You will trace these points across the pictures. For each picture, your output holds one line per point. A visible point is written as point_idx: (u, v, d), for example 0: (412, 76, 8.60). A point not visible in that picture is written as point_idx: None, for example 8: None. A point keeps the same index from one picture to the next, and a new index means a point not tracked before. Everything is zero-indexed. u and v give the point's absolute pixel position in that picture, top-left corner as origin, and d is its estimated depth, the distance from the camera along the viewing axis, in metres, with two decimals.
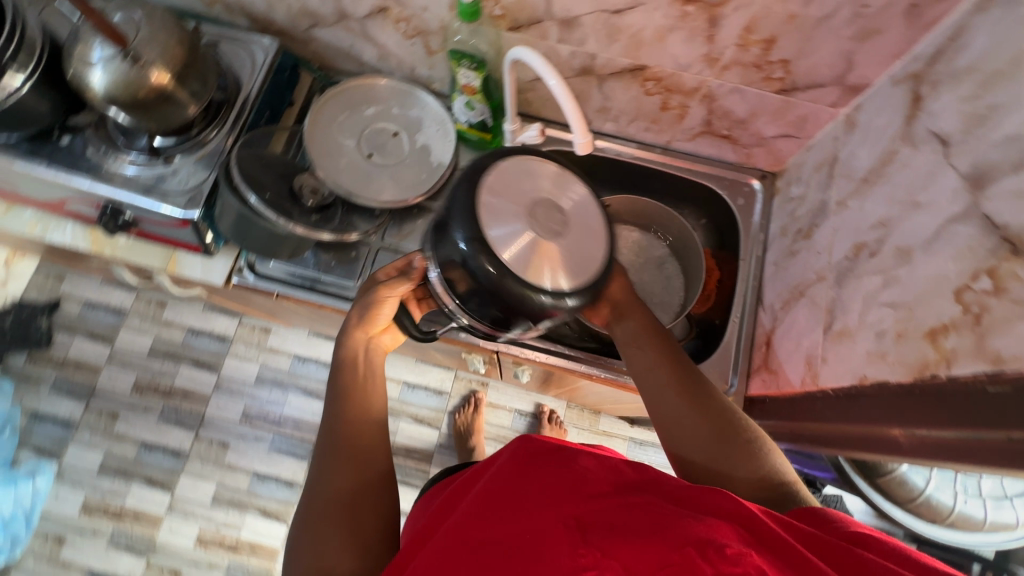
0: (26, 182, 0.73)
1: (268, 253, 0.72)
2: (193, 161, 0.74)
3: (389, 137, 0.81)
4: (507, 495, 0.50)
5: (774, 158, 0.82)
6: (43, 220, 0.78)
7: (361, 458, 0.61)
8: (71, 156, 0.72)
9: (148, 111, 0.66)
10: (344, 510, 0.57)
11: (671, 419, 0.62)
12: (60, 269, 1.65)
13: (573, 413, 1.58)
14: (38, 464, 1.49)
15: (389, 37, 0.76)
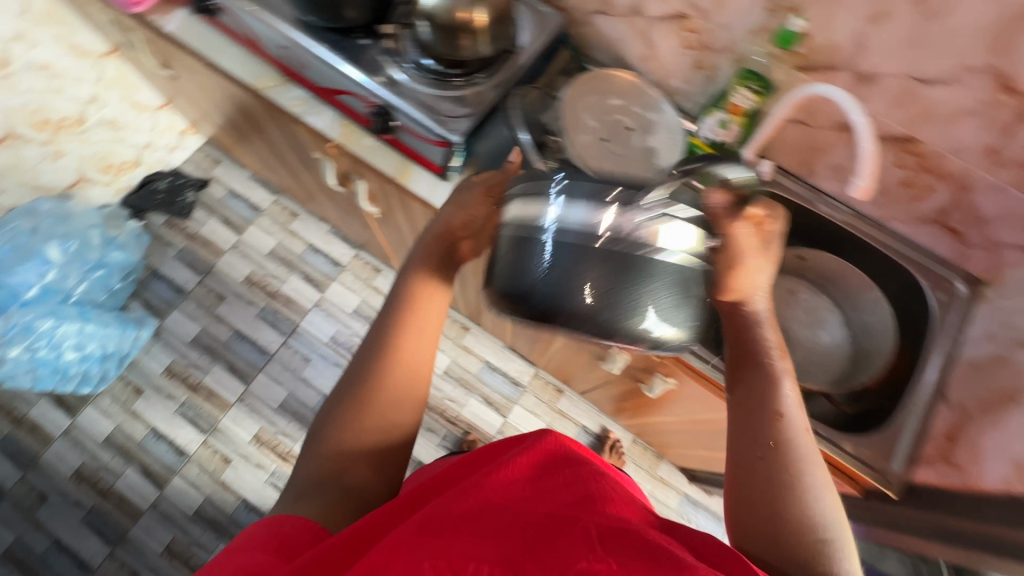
0: (319, 66, 0.82)
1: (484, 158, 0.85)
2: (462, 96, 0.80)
3: (623, 130, 0.86)
4: (518, 484, 0.50)
5: (992, 265, 0.84)
6: (306, 103, 0.87)
7: (389, 386, 0.62)
8: (364, 57, 0.81)
9: (450, 37, 0.73)
10: (374, 432, 0.60)
11: (743, 440, 0.56)
12: (219, 154, 1.78)
13: (636, 449, 1.57)
14: (144, 315, 1.58)
15: (667, 43, 0.83)
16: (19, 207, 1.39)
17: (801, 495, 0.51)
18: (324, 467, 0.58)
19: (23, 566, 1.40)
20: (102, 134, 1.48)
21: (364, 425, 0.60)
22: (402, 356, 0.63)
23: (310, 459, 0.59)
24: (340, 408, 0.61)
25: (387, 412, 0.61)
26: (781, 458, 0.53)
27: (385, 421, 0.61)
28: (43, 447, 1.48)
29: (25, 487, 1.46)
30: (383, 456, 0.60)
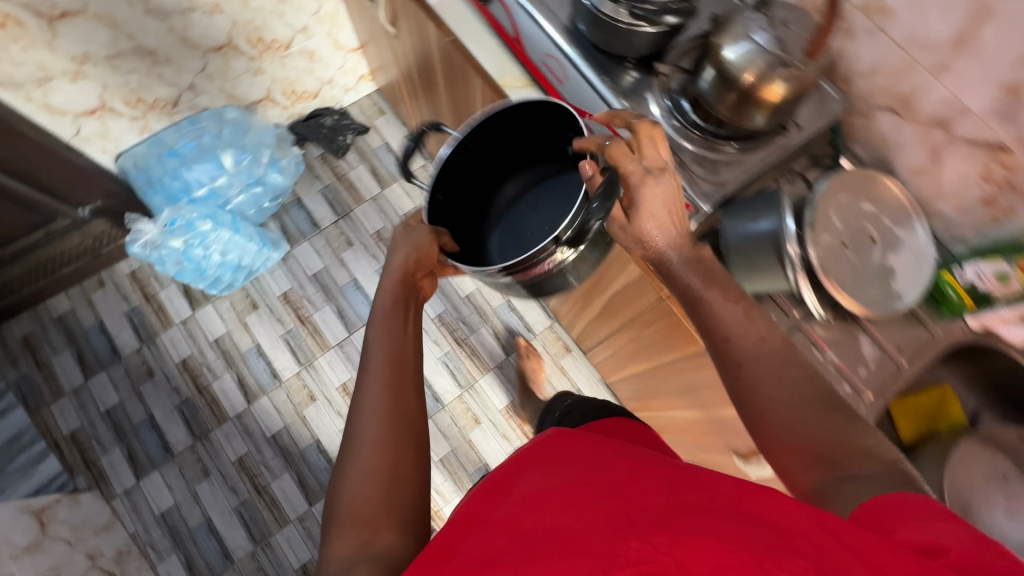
0: (580, 87, 0.80)
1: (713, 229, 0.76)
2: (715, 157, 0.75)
3: (865, 240, 0.78)
4: (558, 490, 0.58)
5: None
6: (550, 113, 0.84)
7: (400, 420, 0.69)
8: (627, 92, 0.79)
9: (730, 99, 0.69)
10: (379, 486, 0.64)
11: (751, 419, 0.62)
12: (385, 106, 1.82)
13: None
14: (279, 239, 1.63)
15: (958, 168, 0.74)
16: (209, 110, 1.48)
17: (823, 435, 0.57)
18: (355, 543, 0.60)
19: (118, 428, 1.52)
20: (299, 62, 1.54)
21: (377, 486, 0.64)
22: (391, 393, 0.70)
23: (336, 547, 0.60)
24: (366, 471, 0.65)
25: (395, 466, 0.66)
26: (780, 404, 0.60)
27: (394, 467, 0.66)
28: (162, 329, 1.59)
29: (137, 358, 1.57)
30: (407, 517, 0.63)
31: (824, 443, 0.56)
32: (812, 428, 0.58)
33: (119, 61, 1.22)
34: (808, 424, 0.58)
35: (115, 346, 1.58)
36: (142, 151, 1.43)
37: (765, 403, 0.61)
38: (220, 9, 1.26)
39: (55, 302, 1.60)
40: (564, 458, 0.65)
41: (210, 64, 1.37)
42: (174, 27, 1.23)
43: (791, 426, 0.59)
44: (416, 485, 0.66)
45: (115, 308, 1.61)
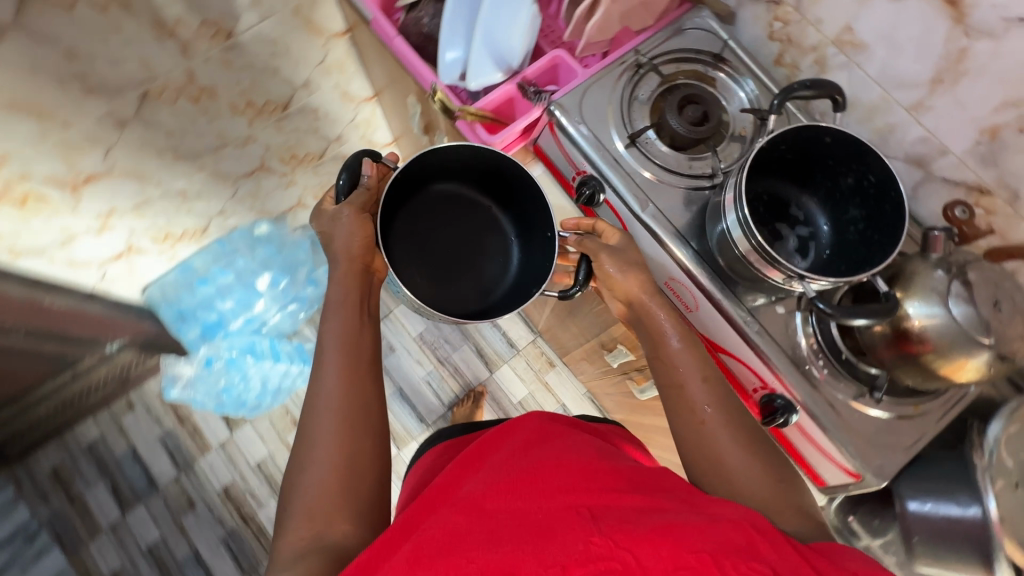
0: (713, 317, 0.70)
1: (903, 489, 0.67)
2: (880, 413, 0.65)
3: None
4: (521, 474, 0.56)
5: None
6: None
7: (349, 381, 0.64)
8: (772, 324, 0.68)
9: (909, 363, 0.59)
10: (333, 481, 0.58)
11: (690, 453, 0.62)
12: None
13: None
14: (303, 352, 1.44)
15: None
16: (238, 228, 1.35)
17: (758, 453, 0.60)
18: (306, 538, 0.55)
19: (162, 567, 1.43)
20: (332, 167, 1.41)
21: (332, 474, 0.59)
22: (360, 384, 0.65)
23: (293, 535, 0.55)
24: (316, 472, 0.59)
25: (356, 458, 0.61)
26: (728, 448, 0.60)
27: (348, 459, 0.60)
28: (200, 454, 1.50)
29: (177, 488, 1.49)
30: (362, 510, 0.58)
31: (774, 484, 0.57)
32: (765, 464, 0.59)
33: (147, 205, 1.10)
34: (762, 451, 0.59)
35: (152, 475, 1.49)
36: (171, 283, 1.31)
37: (712, 424, 0.62)
38: (253, 139, 1.14)
39: (83, 430, 1.50)
40: (523, 437, 0.64)
41: (242, 188, 1.26)
42: (205, 165, 1.12)
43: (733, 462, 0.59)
44: (371, 479, 0.61)
45: (148, 433, 1.51)
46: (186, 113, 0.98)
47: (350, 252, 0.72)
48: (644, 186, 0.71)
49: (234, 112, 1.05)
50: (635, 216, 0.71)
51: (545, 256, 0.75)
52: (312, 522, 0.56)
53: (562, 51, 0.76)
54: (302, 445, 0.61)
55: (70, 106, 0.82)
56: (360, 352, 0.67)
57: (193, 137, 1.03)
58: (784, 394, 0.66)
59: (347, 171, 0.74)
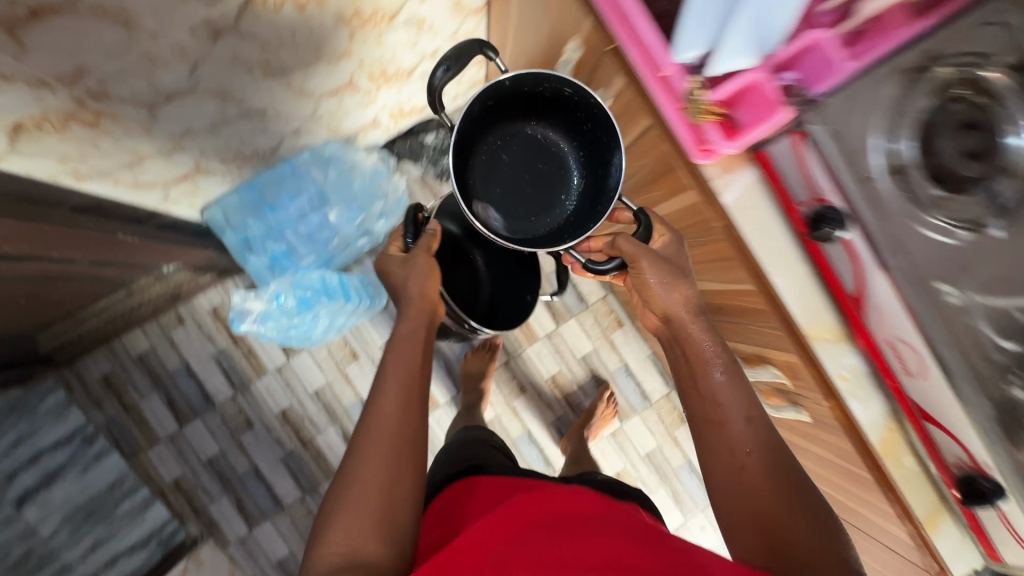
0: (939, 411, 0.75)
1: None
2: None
3: None
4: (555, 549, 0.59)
5: None
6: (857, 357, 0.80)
7: (391, 429, 0.72)
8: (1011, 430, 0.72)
9: None
10: (370, 511, 0.67)
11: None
12: None
13: None
14: (364, 287, 1.33)
15: None
16: (308, 148, 1.18)
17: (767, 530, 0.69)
18: (338, 561, 0.63)
19: (222, 478, 1.47)
20: (418, 85, 1.21)
21: (369, 502, 0.67)
22: (406, 415, 0.74)
23: (327, 553, 0.64)
24: (358, 508, 0.67)
25: (389, 483, 0.69)
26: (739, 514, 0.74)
27: (387, 484, 0.69)
28: (256, 376, 1.47)
29: (233, 407, 1.47)
30: (396, 536, 0.67)
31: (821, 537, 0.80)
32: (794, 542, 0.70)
33: (223, 127, 0.93)
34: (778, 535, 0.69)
35: (207, 392, 1.47)
36: (238, 206, 1.17)
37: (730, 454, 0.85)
38: (349, 55, 0.94)
39: (132, 340, 1.45)
40: (560, 517, 0.66)
41: (322, 107, 1.07)
42: (292, 83, 0.93)
43: (794, 526, 0.80)
44: (407, 504, 0.69)
45: (201, 349, 1.46)
46: (289, 23, 0.78)
47: (423, 295, 0.86)
48: (890, 211, 0.73)
49: (338, 24, 0.84)
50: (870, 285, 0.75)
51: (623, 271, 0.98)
52: (349, 535, 0.65)
53: (822, 36, 0.65)
54: (352, 474, 0.69)
55: (160, 15, 0.63)
56: (408, 378, 0.77)
57: (288, 51, 0.84)
58: (993, 481, 0.73)
59: (410, 224, 0.97)
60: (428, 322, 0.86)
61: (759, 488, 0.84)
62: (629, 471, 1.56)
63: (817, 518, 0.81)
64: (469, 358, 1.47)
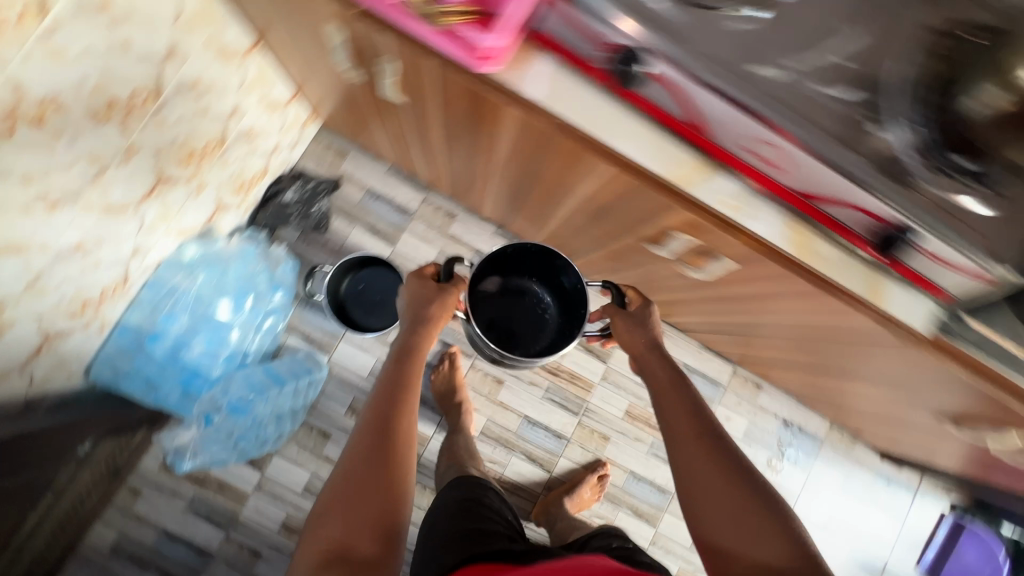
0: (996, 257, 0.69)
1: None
2: (955, 194, 0.69)
3: None
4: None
5: None
6: (708, 171, 0.71)
7: (380, 438, 0.80)
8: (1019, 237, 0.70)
9: None
10: (370, 518, 0.74)
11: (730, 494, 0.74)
12: (344, 144, 1.47)
13: (834, 435, 1.59)
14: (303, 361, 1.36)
15: None
16: (166, 261, 1.12)
17: (724, 513, 0.72)
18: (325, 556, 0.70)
19: None
20: (241, 151, 1.15)
21: (355, 496, 0.75)
22: (407, 406, 0.84)
23: (314, 551, 0.71)
24: (342, 492, 0.75)
25: (379, 457, 0.78)
26: (704, 483, 0.75)
27: (376, 476, 0.77)
28: (240, 505, 1.37)
29: (233, 547, 1.36)
30: (385, 528, 0.74)
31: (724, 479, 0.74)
32: (737, 512, 0.72)
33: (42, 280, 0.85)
34: (743, 509, 0.72)
35: (199, 547, 1.35)
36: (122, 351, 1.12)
37: (693, 435, 0.79)
38: (136, 149, 0.88)
39: (97, 536, 1.32)
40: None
41: (147, 214, 1.00)
42: (90, 203, 0.86)
43: (699, 458, 0.77)
44: (383, 509, 0.75)
45: (171, 509, 1.35)
46: (35, 142, 0.72)
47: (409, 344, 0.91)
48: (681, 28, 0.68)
49: (96, 121, 0.78)
50: (683, 65, 0.66)
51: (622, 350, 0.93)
52: (336, 530, 0.72)
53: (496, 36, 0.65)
54: (351, 471, 0.77)
55: None
56: (396, 404, 0.83)
57: (59, 173, 0.78)
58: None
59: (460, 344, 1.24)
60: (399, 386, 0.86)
61: (690, 471, 0.77)
62: (636, 404, 1.52)
63: (752, 504, 0.72)
64: (433, 379, 1.42)
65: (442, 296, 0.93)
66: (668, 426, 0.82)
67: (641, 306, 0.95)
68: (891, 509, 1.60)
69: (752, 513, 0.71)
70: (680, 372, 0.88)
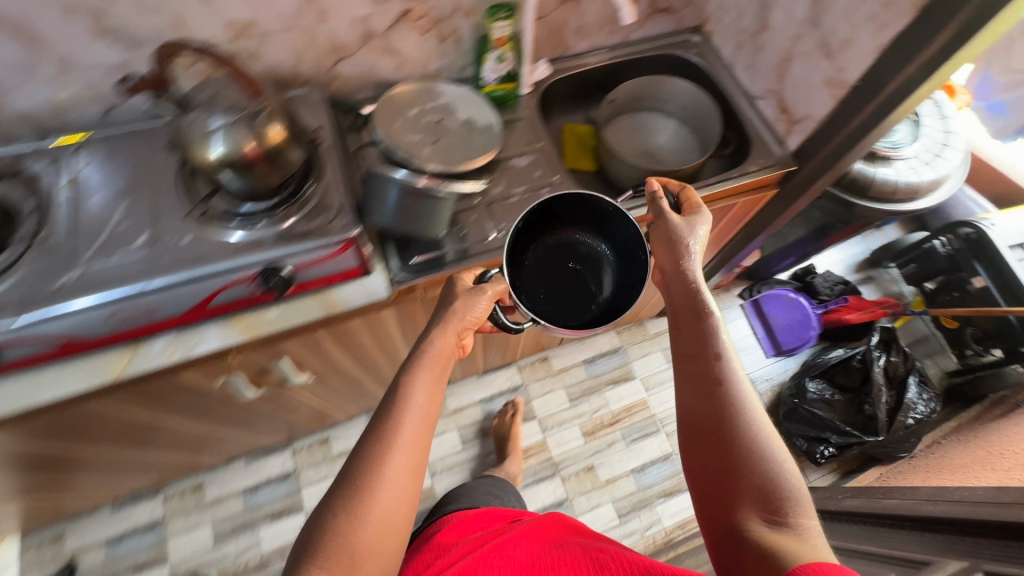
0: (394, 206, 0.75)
1: (428, 228, 0.79)
2: (310, 212, 0.77)
3: (435, 122, 0.90)
4: (559, 569, 0.62)
5: (698, 12, 1.04)
6: (130, 353, 0.72)
7: (383, 488, 0.59)
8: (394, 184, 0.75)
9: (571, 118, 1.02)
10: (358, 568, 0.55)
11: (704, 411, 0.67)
12: (55, 527, 1.38)
13: (625, 335, 1.72)
14: None
15: (408, 41, 0.87)
16: None
17: (708, 427, 0.66)
18: None
19: None
20: None
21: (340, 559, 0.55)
22: (398, 435, 0.63)
23: None
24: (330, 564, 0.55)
25: (389, 506, 0.59)
26: (694, 398, 0.69)
27: (375, 518, 0.58)
28: None
29: None
30: None
31: (714, 423, 0.66)
32: (715, 433, 0.65)
33: None
34: (726, 433, 0.64)
35: None
36: None
37: (702, 333, 0.73)
38: None
39: None
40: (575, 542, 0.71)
41: None
42: None
43: (687, 362, 0.72)
44: (390, 545, 0.59)
45: None
46: None
47: (429, 345, 0.72)
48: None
49: None
50: None
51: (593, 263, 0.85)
52: None
53: None
54: (345, 488, 0.59)
55: None
56: (388, 434, 0.63)
57: None
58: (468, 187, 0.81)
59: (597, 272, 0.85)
60: (418, 412, 0.66)
61: (692, 380, 0.71)
62: (475, 467, 1.52)
63: (735, 450, 0.63)
64: None
65: (473, 295, 0.76)
66: (678, 341, 0.75)
67: (689, 219, 0.81)
68: None
69: (734, 448, 0.63)
70: (695, 285, 0.77)
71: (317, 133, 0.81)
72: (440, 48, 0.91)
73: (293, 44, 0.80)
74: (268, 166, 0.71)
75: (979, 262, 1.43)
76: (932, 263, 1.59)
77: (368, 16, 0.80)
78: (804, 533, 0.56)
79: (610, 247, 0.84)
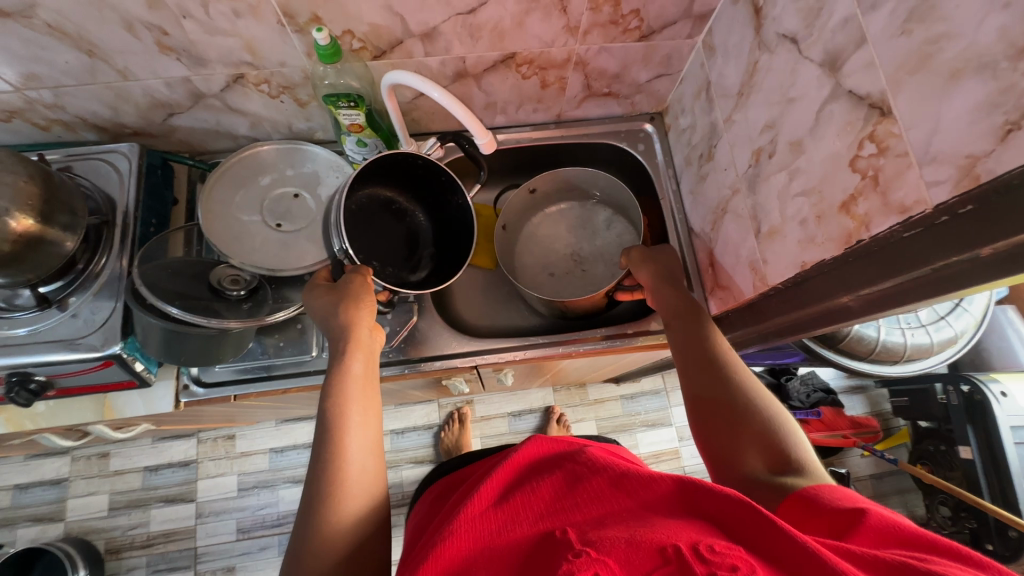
0: (172, 337, 0.63)
1: (210, 361, 0.68)
2: (75, 316, 0.64)
3: (291, 201, 0.77)
4: (542, 510, 0.42)
5: (656, 99, 0.81)
6: None
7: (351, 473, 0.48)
8: (184, 296, 0.64)
9: (383, 178, 0.70)
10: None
11: (708, 388, 0.52)
12: None
13: (562, 395, 1.56)
14: None
15: (254, 102, 0.71)
16: None
17: (715, 407, 0.50)
18: None
19: None
20: None
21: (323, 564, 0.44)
22: (349, 390, 0.53)
23: None
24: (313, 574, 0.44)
25: (364, 486, 0.49)
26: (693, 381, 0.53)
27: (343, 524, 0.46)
28: None
29: None
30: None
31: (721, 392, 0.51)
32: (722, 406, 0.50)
33: None
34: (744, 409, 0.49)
35: None
36: None
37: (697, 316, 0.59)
38: None
39: None
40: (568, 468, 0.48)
41: None
42: None
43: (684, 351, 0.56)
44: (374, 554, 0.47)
45: None
46: None
47: (349, 322, 0.57)
48: None
49: None
50: None
51: (450, 228, 0.74)
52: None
53: None
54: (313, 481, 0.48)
55: None
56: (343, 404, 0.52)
57: None
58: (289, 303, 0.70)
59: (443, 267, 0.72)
60: (367, 389, 0.55)
61: (692, 367, 0.54)
62: None
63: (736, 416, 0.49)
64: None
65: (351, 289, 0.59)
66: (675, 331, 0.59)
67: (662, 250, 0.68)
68: (657, 421, 1.55)
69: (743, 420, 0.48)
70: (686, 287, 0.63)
71: (111, 214, 0.69)
72: (303, 111, 0.75)
73: (101, 96, 0.66)
74: (6, 266, 0.58)
75: (972, 428, 1.20)
76: (923, 405, 1.30)
77: (188, 77, 0.65)
78: (825, 479, 0.43)
79: (428, 217, 0.75)
